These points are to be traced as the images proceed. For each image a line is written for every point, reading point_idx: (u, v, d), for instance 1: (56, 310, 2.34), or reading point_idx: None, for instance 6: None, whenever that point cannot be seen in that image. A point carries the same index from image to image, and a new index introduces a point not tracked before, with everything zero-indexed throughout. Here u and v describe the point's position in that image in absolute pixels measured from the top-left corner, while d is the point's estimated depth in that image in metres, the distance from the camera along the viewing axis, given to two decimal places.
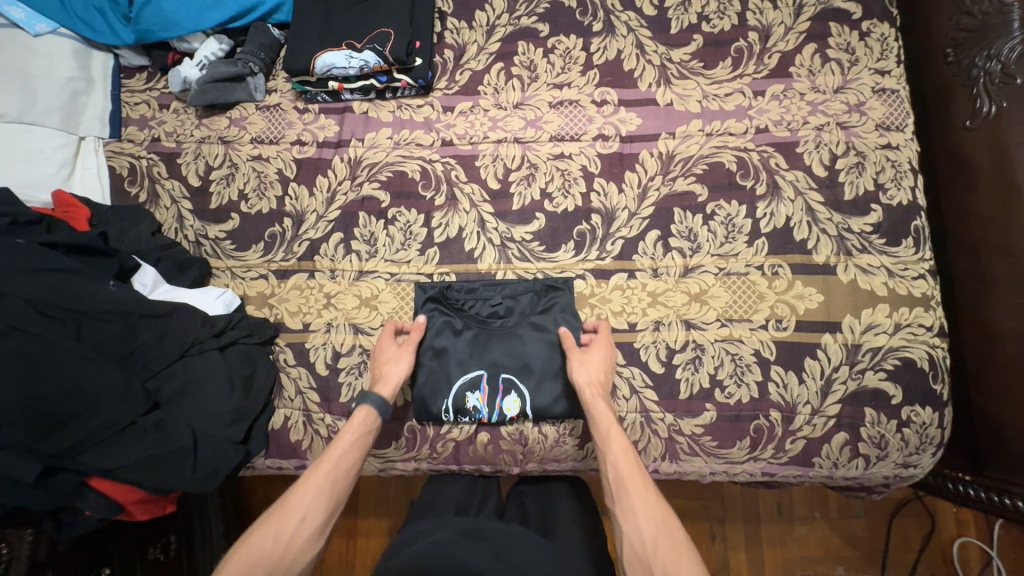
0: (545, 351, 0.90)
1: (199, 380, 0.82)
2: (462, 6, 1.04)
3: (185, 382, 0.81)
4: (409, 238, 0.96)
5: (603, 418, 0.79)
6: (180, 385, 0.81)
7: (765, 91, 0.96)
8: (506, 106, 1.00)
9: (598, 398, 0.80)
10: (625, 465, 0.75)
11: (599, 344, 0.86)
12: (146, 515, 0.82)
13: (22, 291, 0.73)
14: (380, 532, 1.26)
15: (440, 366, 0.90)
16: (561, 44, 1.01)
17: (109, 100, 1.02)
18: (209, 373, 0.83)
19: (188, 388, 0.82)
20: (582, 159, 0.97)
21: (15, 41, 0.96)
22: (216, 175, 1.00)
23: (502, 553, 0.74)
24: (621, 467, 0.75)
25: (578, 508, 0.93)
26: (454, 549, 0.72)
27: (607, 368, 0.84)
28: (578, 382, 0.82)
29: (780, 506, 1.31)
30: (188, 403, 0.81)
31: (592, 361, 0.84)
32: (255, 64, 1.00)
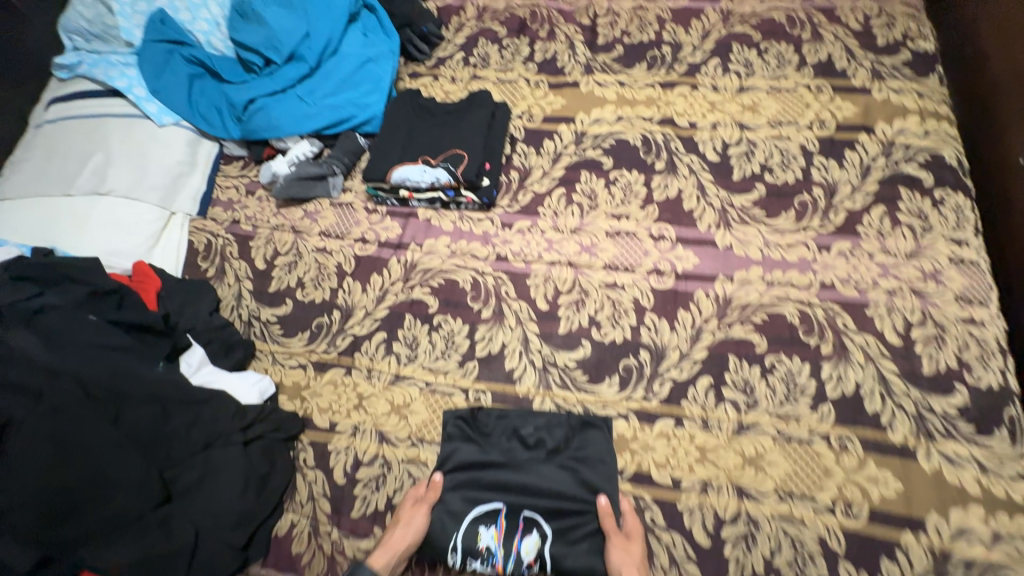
0: (573, 486, 0.82)
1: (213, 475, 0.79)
2: (533, 134, 1.12)
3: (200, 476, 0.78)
4: (450, 348, 0.95)
5: None
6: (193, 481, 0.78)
7: (830, 246, 0.94)
8: (563, 229, 1.02)
9: None
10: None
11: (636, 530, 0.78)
12: None
13: (79, 369, 0.76)
14: None
15: (454, 499, 0.82)
16: (623, 178, 1.06)
17: (204, 182, 1.13)
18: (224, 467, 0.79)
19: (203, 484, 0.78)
20: (635, 291, 0.95)
21: (143, 131, 1.11)
22: (280, 261, 1.05)
23: None
24: None
25: None
26: None
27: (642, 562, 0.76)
28: None
29: None
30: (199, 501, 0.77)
31: (636, 555, 0.76)
32: (337, 166, 1.09)
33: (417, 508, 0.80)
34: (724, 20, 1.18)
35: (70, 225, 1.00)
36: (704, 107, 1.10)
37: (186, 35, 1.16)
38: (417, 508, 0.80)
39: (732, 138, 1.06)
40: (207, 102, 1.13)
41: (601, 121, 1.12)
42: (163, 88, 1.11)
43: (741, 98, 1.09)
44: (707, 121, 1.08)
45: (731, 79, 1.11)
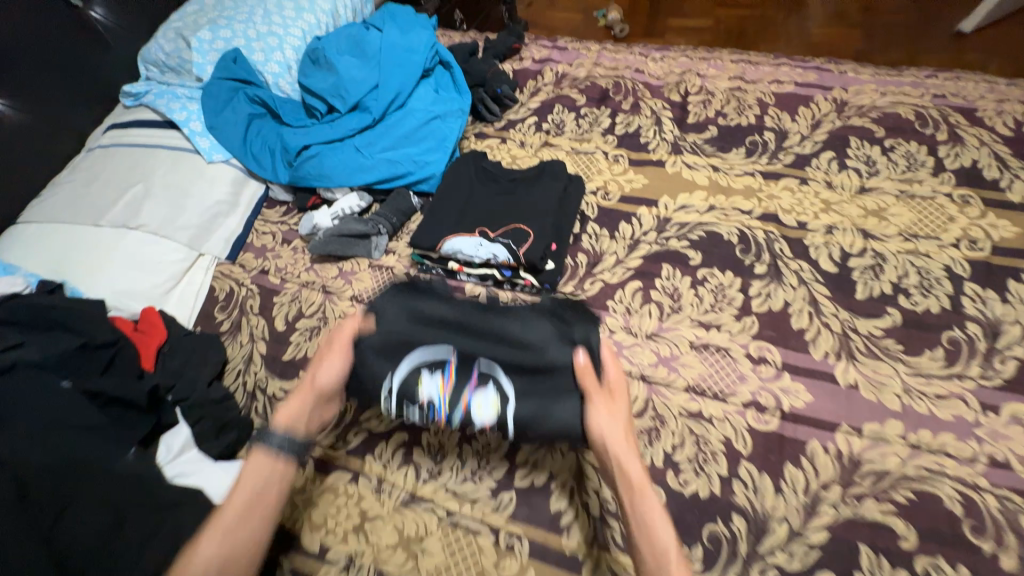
0: (540, 334, 0.69)
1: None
2: (608, 214, 0.98)
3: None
4: (483, 467, 0.75)
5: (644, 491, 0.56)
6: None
7: (1000, 407, 0.71)
8: (637, 332, 0.84)
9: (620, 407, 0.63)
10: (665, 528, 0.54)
11: (617, 379, 0.66)
12: None
13: (33, 455, 0.62)
14: None
15: (382, 344, 0.68)
16: (713, 278, 0.88)
17: (241, 225, 1.05)
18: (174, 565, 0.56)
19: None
20: (726, 427, 0.74)
21: (191, 166, 1.04)
22: (302, 324, 0.92)
23: None
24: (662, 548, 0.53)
25: None
26: None
27: (622, 391, 0.65)
28: (597, 429, 0.60)
29: None
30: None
31: (619, 408, 0.62)
32: (383, 226, 0.97)
33: (331, 353, 0.67)
34: (838, 111, 1.04)
35: (86, 258, 0.91)
36: (815, 205, 0.93)
37: (255, 75, 1.13)
38: (327, 351, 0.68)
39: (853, 247, 0.87)
40: (261, 142, 1.06)
41: (689, 208, 0.96)
42: (220, 125, 1.06)
43: (862, 201, 0.92)
44: (820, 222, 0.91)
45: (849, 177, 0.95)
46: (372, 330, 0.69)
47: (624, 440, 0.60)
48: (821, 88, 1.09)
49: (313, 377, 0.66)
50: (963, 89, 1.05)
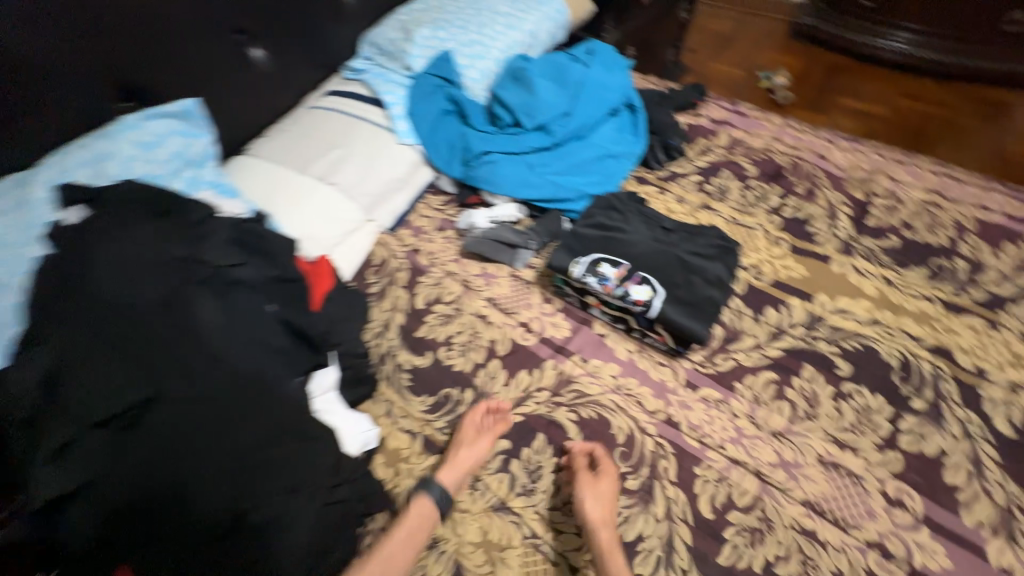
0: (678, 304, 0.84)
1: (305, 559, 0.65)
2: (756, 294, 0.95)
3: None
4: (575, 503, 0.77)
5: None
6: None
7: None
8: (762, 426, 0.81)
9: (608, 498, 0.73)
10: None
11: (608, 471, 0.76)
12: None
13: (230, 361, 0.69)
14: None
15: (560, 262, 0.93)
16: (860, 396, 0.82)
17: (407, 203, 1.18)
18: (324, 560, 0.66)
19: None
20: (840, 559, 0.70)
21: (383, 141, 1.18)
22: (439, 309, 1.00)
23: None
24: None
25: None
26: None
27: (615, 482, 0.75)
28: (587, 514, 0.71)
29: None
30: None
31: (603, 492, 0.73)
32: (533, 241, 1.03)
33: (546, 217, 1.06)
34: None
35: (287, 199, 1.05)
36: (999, 356, 0.84)
37: (457, 75, 1.25)
38: (457, 448, 0.80)
39: None
40: (445, 136, 1.18)
41: (847, 315, 0.91)
42: (417, 113, 1.20)
43: None
44: (1001, 376, 0.82)
45: None
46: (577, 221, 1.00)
47: (607, 540, 0.70)
48: None
49: (466, 442, 0.80)
50: None
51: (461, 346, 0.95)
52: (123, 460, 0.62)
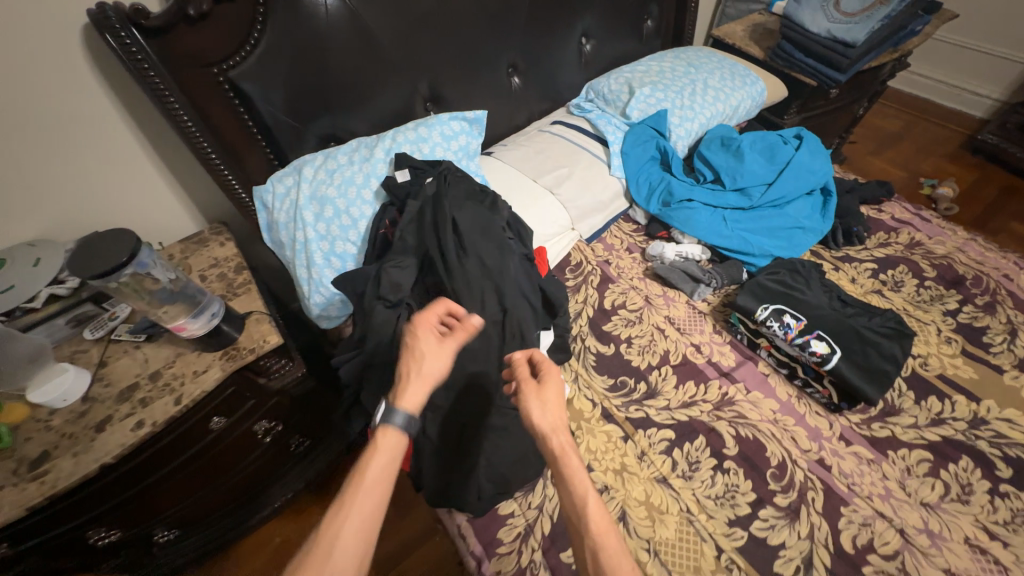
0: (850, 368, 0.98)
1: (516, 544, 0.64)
2: (921, 381, 1.04)
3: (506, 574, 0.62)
4: (727, 499, 0.91)
5: (576, 477, 0.66)
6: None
7: None
8: (912, 494, 0.90)
9: (551, 399, 0.72)
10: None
11: (552, 376, 0.74)
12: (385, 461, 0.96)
13: (508, 305, 0.94)
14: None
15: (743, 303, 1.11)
16: (1017, 500, 0.89)
17: (603, 223, 1.41)
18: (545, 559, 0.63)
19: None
20: None
21: (599, 171, 1.43)
22: (623, 313, 1.20)
23: None
24: (595, 527, 0.63)
25: None
26: None
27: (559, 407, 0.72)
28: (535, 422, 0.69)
29: None
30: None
31: (550, 398, 0.72)
32: (714, 280, 1.21)
33: (730, 264, 1.23)
34: None
35: (522, 197, 1.33)
36: None
37: (668, 131, 1.49)
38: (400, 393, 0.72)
39: None
40: (648, 177, 1.41)
41: (1014, 425, 0.97)
42: (630, 153, 1.44)
43: None
44: None
45: None
46: (758, 273, 1.18)
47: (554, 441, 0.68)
48: None
49: (426, 358, 0.75)
50: None
51: (639, 346, 1.14)
52: None
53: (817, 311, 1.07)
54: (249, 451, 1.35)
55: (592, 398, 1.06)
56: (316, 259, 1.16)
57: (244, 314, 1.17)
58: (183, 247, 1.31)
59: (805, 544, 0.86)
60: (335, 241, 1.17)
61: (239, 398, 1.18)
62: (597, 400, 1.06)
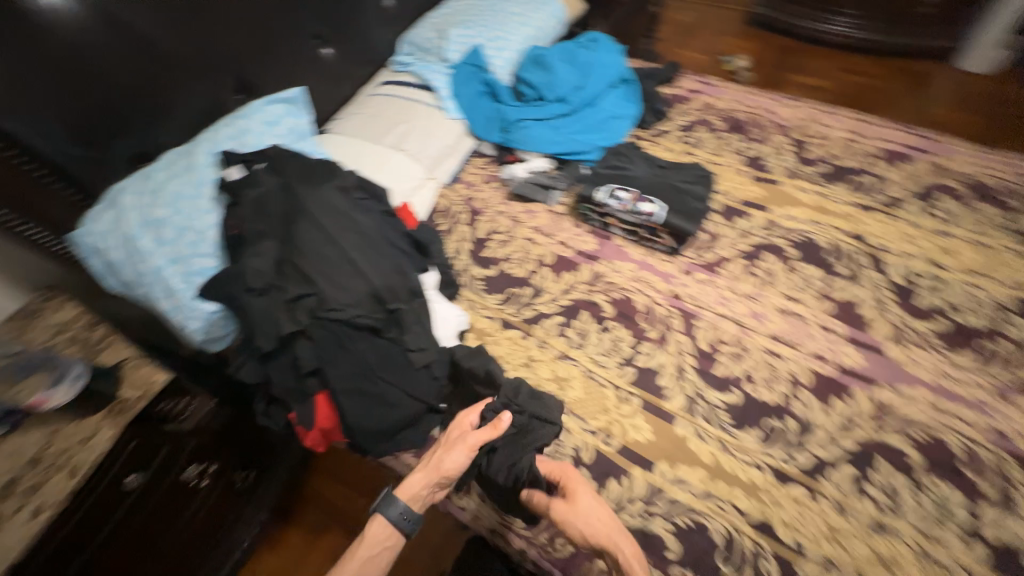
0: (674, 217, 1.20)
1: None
2: (730, 209, 1.30)
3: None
4: (614, 350, 1.10)
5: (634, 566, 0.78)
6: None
7: (1013, 399, 0.95)
8: (738, 293, 1.16)
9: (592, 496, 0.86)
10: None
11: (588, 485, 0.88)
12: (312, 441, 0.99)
13: (376, 253, 1.00)
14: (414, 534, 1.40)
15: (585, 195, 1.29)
16: (804, 269, 1.18)
17: (457, 165, 1.50)
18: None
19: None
20: (793, 365, 1.04)
21: (436, 118, 1.50)
22: (496, 238, 1.32)
23: None
24: None
25: None
26: None
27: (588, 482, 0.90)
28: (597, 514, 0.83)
29: None
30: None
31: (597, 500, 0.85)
32: (561, 183, 1.37)
33: (570, 165, 1.40)
34: (935, 171, 1.30)
35: (372, 160, 1.35)
36: (897, 235, 1.20)
37: (487, 64, 1.58)
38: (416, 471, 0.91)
39: (922, 270, 1.14)
40: (483, 112, 1.51)
41: (794, 218, 1.27)
42: (459, 95, 1.52)
43: (938, 240, 1.18)
44: (899, 247, 1.18)
45: (932, 221, 1.21)
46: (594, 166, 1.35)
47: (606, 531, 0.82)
48: (923, 151, 1.35)
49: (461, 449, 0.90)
50: None
51: (518, 260, 1.27)
52: (337, 314, 0.93)
53: (641, 181, 1.27)
54: (187, 503, 1.28)
55: (489, 316, 1.18)
56: (174, 284, 1.08)
57: (116, 365, 1.09)
58: (13, 326, 1.16)
59: (674, 358, 1.08)
60: (188, 260, 1.09)
61: (148, 448, 1.11)
62: (494, 315, 1.18)
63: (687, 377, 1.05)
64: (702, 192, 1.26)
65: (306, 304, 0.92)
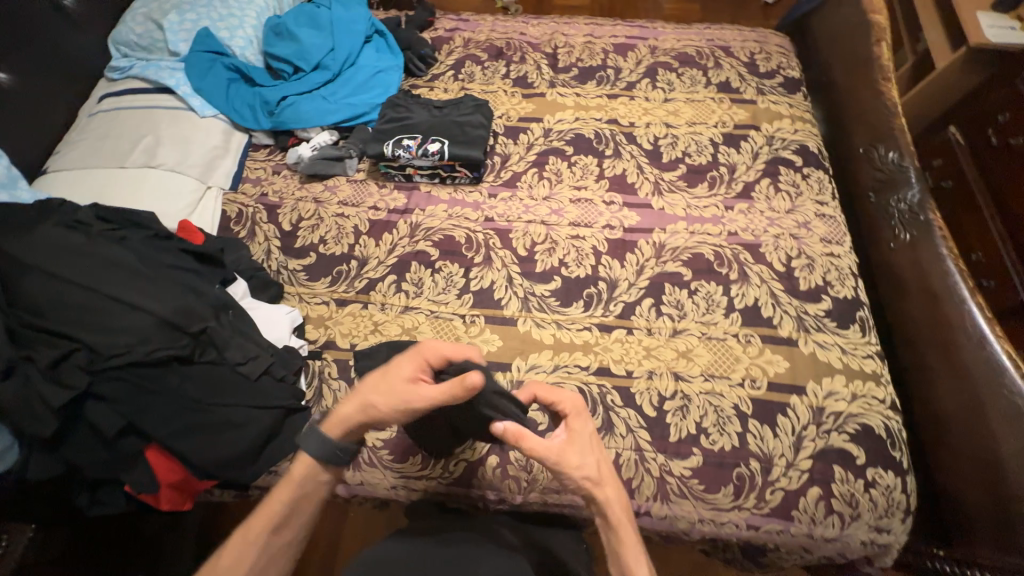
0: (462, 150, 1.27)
1: (453, 536, 0.88)
2: (511, 129, 1.43)
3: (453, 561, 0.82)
4: (449, 285, 1.18)
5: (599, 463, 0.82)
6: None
7: (734, 207, 1.27)
8: (537, 198, 1.31)
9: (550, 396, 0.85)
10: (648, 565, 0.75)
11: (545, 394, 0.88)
12: (167, 503, 0.90)
13: (150, 280, 0.92)
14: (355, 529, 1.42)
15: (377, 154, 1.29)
16: (581, 161, 1.37)
17: (235, 164, 1.34)
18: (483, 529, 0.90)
19: (448, 550, 0.84)
20: (592, 240, 1.24)
21: (188, 121, 1.33)
22: (304, 224, 1.26)
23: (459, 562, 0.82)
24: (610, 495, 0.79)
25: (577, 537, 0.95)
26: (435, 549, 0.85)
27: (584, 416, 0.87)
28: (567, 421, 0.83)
29: None
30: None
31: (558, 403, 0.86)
32: (353, 150, 1.34)
33: (356, 130, 1.37)
34: (652, 52, 1.58)
35: (121, 190, 1.19)
36: (639, 111, 1.45)
37: (225, 48, 1.43)
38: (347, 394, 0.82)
39: (661, 133, 1.40)
40: (241, 100, 1.38)
41: (563, 121, 1.44)
42: (206, 88, 1.36)
43: (666, 106, 1.46)
44: (642, 121, 1.43)
45: (658, 92, 1.48)
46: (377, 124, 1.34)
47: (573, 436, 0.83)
48: (641, 38, 1.62)
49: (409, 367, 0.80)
50: (726, 35, 1.62)
51: (334, 238, 1.24)
52: (121, 359, 0.85)
53: (423, 125, 1.32)
54: None
55: (322, 301, 1.16)
56: None
57: None
58: None
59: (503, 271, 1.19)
60: None
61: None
62: (327, 298, 1.16)
63: (516, 282, 1.18)
64: (480, 118, 1.35)
65: (73, 362, 0.83)
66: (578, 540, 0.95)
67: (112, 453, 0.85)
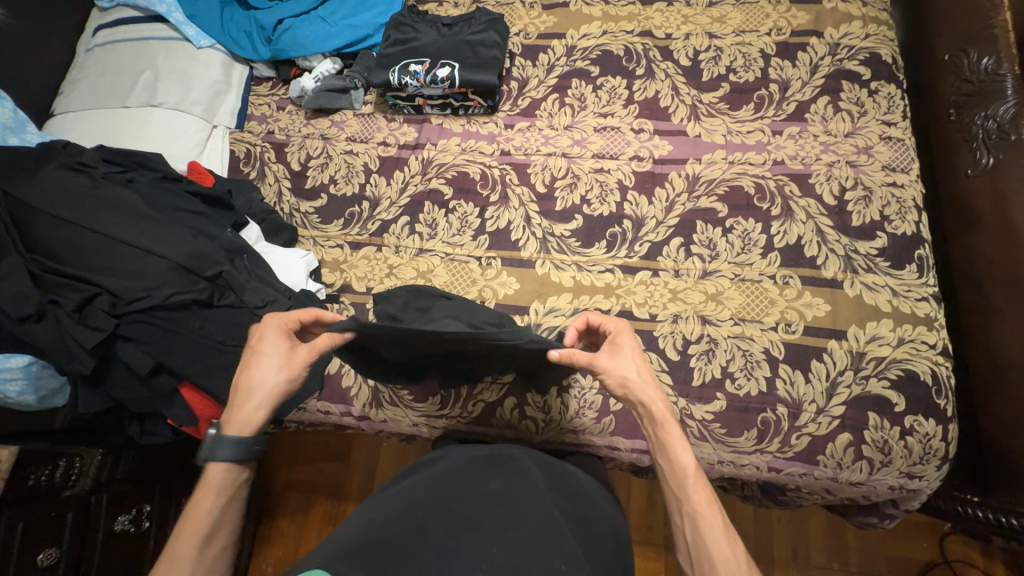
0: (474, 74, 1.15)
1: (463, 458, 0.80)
2: (529, 48, 1.27)
3: (460, 475, 0.75)
4: (464, 226, 1.12)
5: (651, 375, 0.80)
6: (419, 504, 0.67)
7: (782, 131, 1.12)
8: (558, 127, 1.19)
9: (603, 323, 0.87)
10: (697, 482, 0.69)
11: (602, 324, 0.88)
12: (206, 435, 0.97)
13: (164, 224, 0.92)
14: (391, 451, 1.52)
15: (383, 83, 1.18)
16: (607, 83, 1.22)
17: (239, 100, 1.27)
18: (499, 452, 0.83)
19: (457, 467, 0.77)
20: (618, 175, 1.13)
21: (186, 53, 1.25)
22: (314, 163, 1.21)
23: (476, 477, 0.75)
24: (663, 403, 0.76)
25: (602, 467, 0.98)
26: (456, 465, 0.78)
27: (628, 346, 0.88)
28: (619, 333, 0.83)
29: (796, 550, 1.30)
30: (489, 548, 0.61)
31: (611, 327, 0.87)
32: (358, 80, 1.24)
33: (360, 57, 1.25)
34: None
35: (130, 131, 1.16)
36: (677, 20, 1.25)
37: None
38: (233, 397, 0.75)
39: (702, 46, 1.21)
40: (237, 26, 1.28)
41: (588, 36, 1.27)
42: (198, 14, 1.27)
43: (711, 12, 1.24)
44: (680, 32, 1.24)
45: None
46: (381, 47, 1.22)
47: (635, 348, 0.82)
48: None
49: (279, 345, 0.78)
50: None
51: (345, 179, 1.19)
52: (143, 303, 0.87)
53: (432, 48, 1.19)
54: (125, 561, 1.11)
55: (335, 245, 1.13)
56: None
57: None
58: None
59: (519, 211, 1.12)
60: None
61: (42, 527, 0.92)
62: (343, 241, 1.13)
63: (533, 223, 1.11)
64: (494, 35, 1.20)
65: (98, 306, 0.85)
66: (602, 469, 0.97)
67: (147, 389, 0.90)
